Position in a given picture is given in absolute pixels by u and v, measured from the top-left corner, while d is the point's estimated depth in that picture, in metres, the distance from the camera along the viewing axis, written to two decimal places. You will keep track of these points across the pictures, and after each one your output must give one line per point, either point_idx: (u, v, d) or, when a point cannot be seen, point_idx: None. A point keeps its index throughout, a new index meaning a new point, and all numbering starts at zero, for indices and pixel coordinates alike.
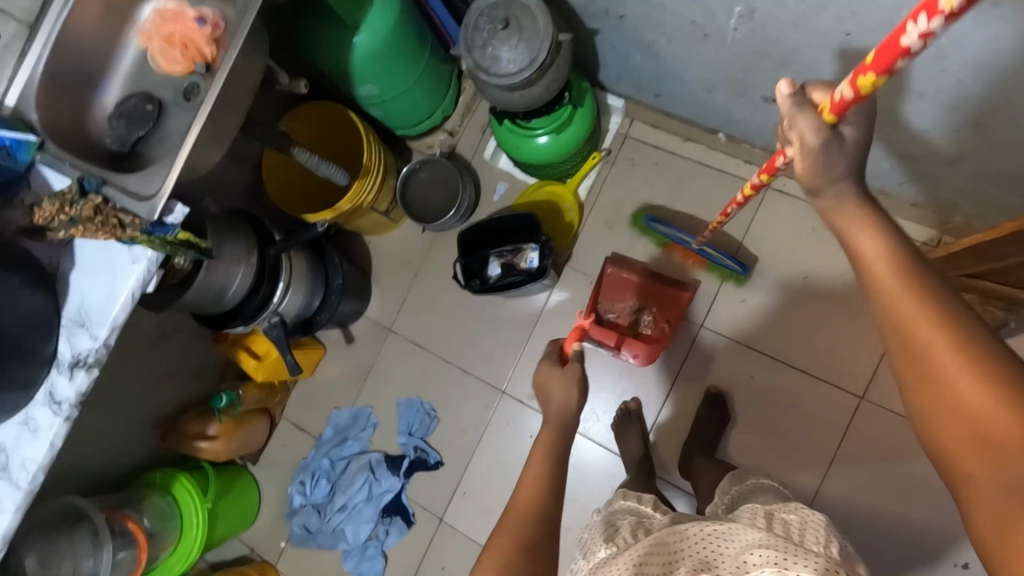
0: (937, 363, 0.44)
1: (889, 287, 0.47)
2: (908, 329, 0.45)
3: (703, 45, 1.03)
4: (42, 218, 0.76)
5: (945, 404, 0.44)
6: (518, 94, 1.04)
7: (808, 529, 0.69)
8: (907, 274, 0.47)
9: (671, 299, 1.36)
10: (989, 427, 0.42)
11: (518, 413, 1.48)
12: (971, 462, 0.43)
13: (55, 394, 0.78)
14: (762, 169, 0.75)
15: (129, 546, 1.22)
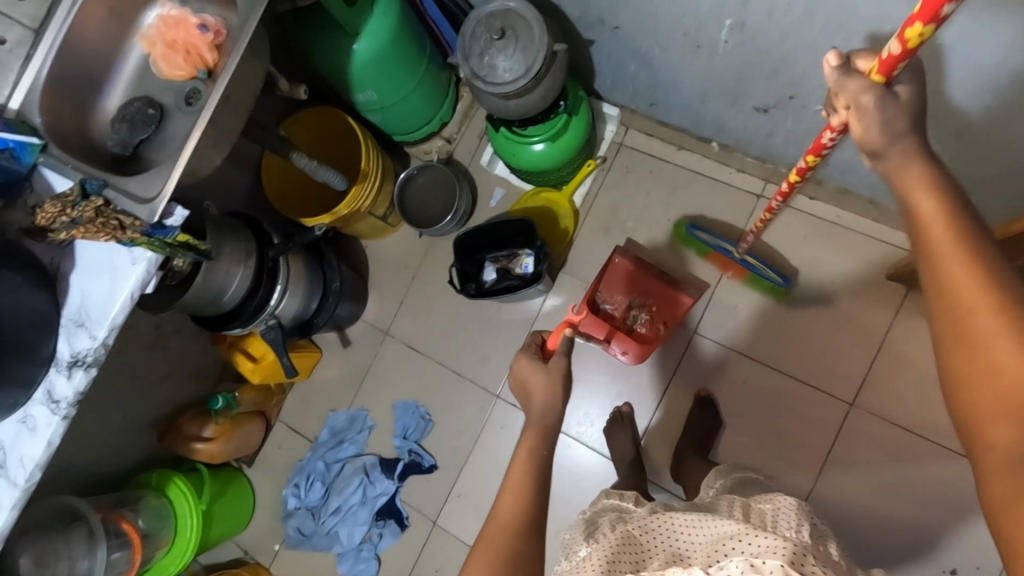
0: (979, 323, 0.46)
1: (943, 248, 0.49)
2: (955, 290, 0.47)
3: (695, 56, 1.05)
4: (44, 219, 0.77)
5: (975, 365, 0.46)
6: (514, 102, 1.06)
7: (780, 514, 0.80)
8: (964, 239, 0.48)
9: (671, 300, 1.38)
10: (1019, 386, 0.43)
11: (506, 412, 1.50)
12: (994, 422, 0.44)
13: (53, 393, 0.79)
14: (810, 149, 0.77)
15: (124, 547, 1.22)
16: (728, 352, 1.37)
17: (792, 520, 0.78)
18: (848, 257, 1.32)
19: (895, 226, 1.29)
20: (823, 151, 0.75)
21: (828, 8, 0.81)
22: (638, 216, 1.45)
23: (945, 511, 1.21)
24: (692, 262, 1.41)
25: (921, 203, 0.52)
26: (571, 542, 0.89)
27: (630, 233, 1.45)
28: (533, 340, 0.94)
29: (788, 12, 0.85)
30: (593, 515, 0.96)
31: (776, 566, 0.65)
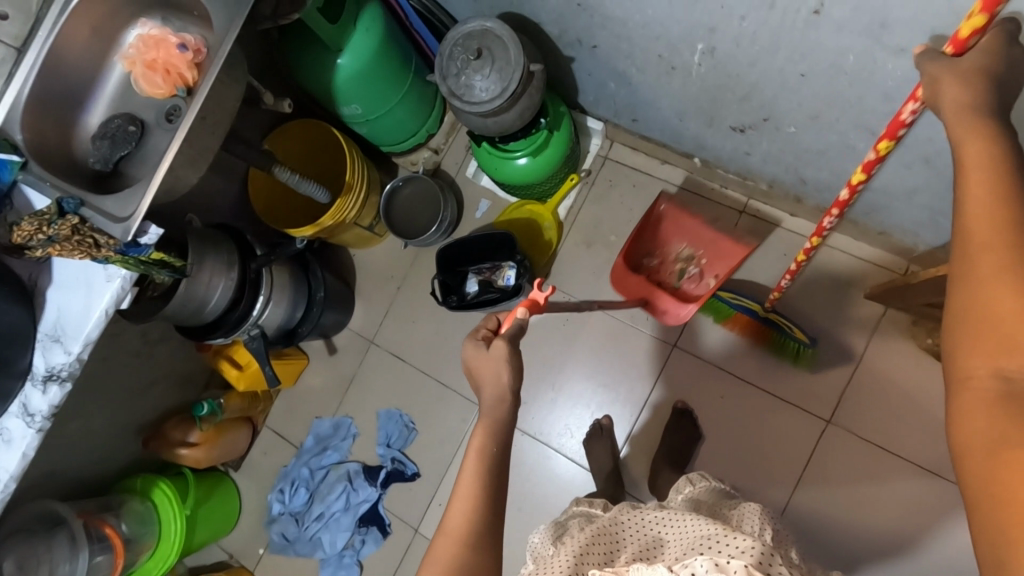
0: (982, 260, 0.50)
1: (979, 192, 0.51)
2: (973, 228, 0.51)
3: (670, 76, 1.07)
4: (21, 236, 0.79)
5: (971, 302, 0.50)
6: (491, 120, 1.07)
7: (746, 516, 0.88)
8: (1001, 183, 0.51)
9: (722, 252, 1.35)
10: (1008, 325, 0.47)
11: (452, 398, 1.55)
12: (974, 357, 0.49)
13: (29, 406, 0.81)
14: (885, 133, 0.69)
15: (107, 551, 1.24)
16: (707, 367, 1.39)
17: (756, 523, 0.86)
18: (826, 275, 1.33)
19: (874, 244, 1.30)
20: (900, 130, 0.67)
21: (795, 37, 0.82)
22: (621, 230, 1.46)
23: (919, 529, 1.22)
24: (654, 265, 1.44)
25: (965, 152, 0.54)
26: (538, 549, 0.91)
27: (613, 246, 1.47)
28: (486, 326, 0.85)
29: (755, 40, 0.87)
30: (563, 520, 0.98)
31: (740, 565, 0.65)
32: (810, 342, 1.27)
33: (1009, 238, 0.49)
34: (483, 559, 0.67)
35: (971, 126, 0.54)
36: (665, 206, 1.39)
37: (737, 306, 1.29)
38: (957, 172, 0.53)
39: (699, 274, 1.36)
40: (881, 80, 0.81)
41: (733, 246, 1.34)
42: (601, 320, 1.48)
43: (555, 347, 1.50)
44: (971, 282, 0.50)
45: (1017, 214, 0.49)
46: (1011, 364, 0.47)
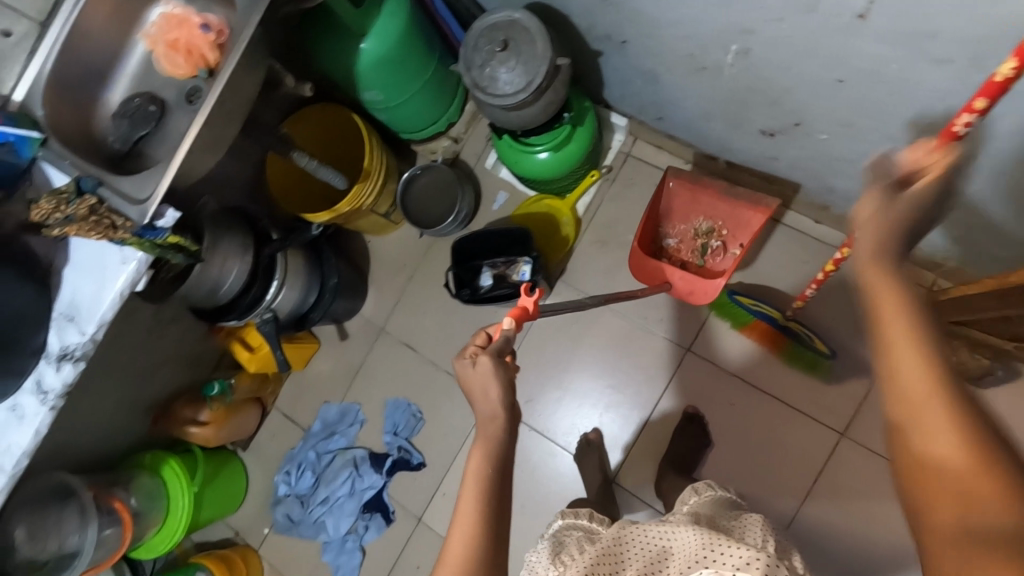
0: (914, 399, 0.46)
1: (894, 330, 0.48)
2: (892, 365, 0.48)
3: (700, 77, 1.04)
4: (39, 214, 0.79)
5: (917, 446, 0.46)
6: (514, 113, 1.05)
7: (750, 528, 0.86)
8: (908, 318, 0.48)
9: (742, 221, 1.30)
10: (959, 472, 0.43)
11: (454, 386, 1.55)
12: (940, 509, 0.44)
13: (43, 384, 0.81)
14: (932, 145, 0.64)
15: (115, 524, 1.26)
16: (719, 372, 1.37)
17: (759, 535, 0.84)
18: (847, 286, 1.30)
19: None
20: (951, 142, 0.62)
21: (832, 43, 0.79)
22: None
23: None
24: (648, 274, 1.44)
25: (874, 292, 0.50)
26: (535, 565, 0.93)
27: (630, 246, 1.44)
28: (474, 343, 0.83)
29: (792, 43, 0.83)
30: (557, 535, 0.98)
31: None
32: (831, 353, 1.23)
33: (934, 375, 0.46)
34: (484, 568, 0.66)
35: (885, 269, 0.51)
36: (674, 184, 1.34)
37: (757, 313, 1.26)
38: (869, 311, 0.50)
39: (722, 249, 1.33)
40: (921, 93, 0.78)
41: (751, 212, 1.27)
42: (612, 321, 1.46)
43: (566, 346, 1.49)
44: (910, 423, 0.46)
45: (933, 351, 0.46)
46: (973, 513, 0.42)
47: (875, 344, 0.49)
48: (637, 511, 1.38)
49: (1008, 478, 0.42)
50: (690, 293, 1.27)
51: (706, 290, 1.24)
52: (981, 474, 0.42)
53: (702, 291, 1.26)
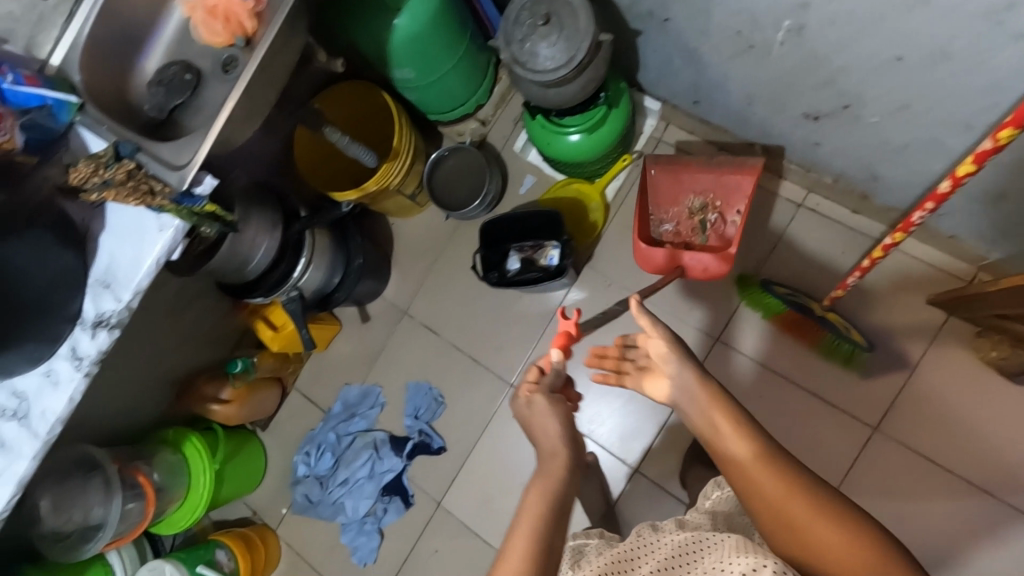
0: (792, 510, 0.71)
1: (744, 458, 0.76)
2: (769, 488, 0.74)
3: (745, 57, 1.01)
4: (77, 178, 0.78)
5: (805, 540, 0.69)
6: (552, 91, 1.03)
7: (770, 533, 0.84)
8: (761, 451, 0.76)
9: (731, 186, 1.29)
10: (835, 552, 0.67)
11: (477, 371, 1.55)
12: None
13: (78, 350, 0.80)
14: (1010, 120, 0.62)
15: (138, 499, 1.25)
16: (750, 364, 1.33)
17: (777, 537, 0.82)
18: (885, 278, 1.27)
19: (940, 249, 1.24)
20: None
21: (893, 19, 0.77)
22: None
23: (964, 548, 1.17)
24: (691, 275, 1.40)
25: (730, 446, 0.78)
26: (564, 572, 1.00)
27: None
28: (527, 378, 0.98)
29: (852, 19, 0.81)
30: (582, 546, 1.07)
31: None
32: (869, 346, 1.20)
33: (789, 488, 0.73)
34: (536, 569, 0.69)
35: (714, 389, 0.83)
36: (653, 171, 1.35)
37: (791, 302, 1.24)
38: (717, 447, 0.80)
39: (720, 219, 1.31)
40: (986, 72, 0.76)
41: (738, 175, 1.27)
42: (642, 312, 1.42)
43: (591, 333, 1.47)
44: (795, 528, 0.70)
45: (781, 471, 0.74)
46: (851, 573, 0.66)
47: (741, 474, 0.76)
48: (660, 500, 1.36)
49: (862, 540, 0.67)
50: (706, 271, 1.25)
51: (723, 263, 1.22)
52: (852, 546, 0.67)
53: (718, 265, 1.24)
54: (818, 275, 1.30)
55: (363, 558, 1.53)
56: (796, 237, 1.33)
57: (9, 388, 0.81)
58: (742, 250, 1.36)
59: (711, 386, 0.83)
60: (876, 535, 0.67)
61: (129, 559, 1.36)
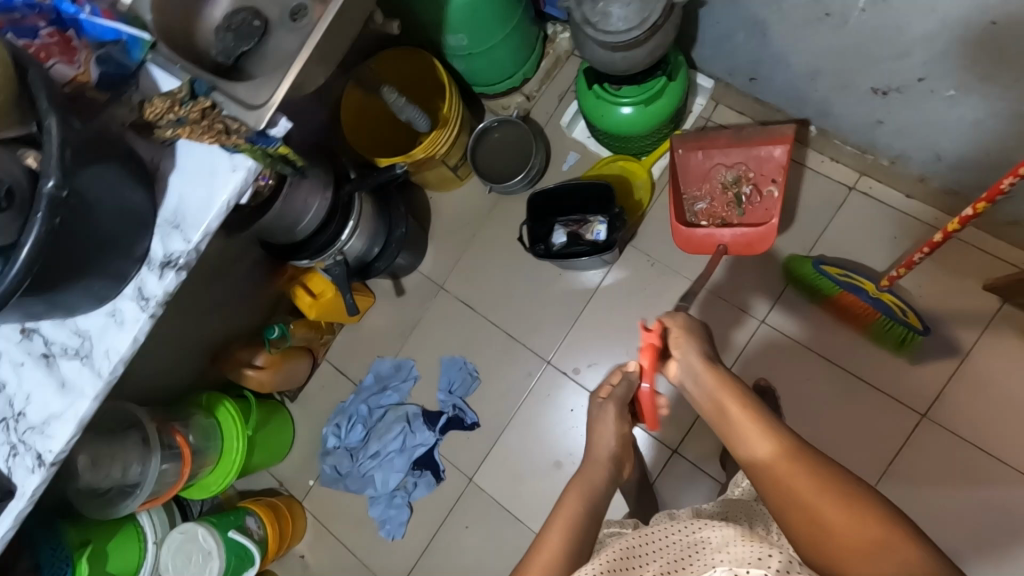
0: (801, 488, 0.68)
1: (755, 442, 0.75)
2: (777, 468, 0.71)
3: (820, 26, 1.01)
4: (153, 113, 0.77)
5: (813, 519, 0.65)
6: (620, 54, 1.04)
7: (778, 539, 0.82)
8: (775, 435, 0.74)
9: (765, 158, 1.28)
10: (842, 527, 0.62)
11: (513, 349, 1.53)
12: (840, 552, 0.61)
13: (144, 290, 0.79)
14: None
15: (174, 459, 1.24)
16: (797, 347, 1.32)
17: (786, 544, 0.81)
18: (939, 264, 1.25)
19: (997, 235, 1.23)
20: None
21: None
22: None
23: (1014, 536, 1.15)
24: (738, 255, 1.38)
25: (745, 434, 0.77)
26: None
27: None
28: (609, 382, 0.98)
29: None
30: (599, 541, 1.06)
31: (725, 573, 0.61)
32: (926, 330, 1.18)
33: (801, 469, 0.69)
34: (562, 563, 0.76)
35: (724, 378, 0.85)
36: (681, 149, 1.33)
37: (846, 283, 1.21)
38: (731, 435, 0.79)
39: (757, 190, 1.28)
40: None
41: (778, 145, 1.25)
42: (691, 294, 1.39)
43: (632, 313, 1.45)
44: (804, 507, 0.66)
45: (793, 453, 0.71)
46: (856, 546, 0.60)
47: (755, 462, 0.74)
48: (699, 480, 1.35)
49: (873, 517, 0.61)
50: (748, 244, 1.22)
51: (765, 235, 1.20)
52: (859, 520, 0.62)
53: (760, 237, 1.21)
54: (870, 259, 1.29)
55: (391, 532, 1.52)
56: (848, 220, 1.31)
57: (72, 327, 0.80)
58: (792, 233, 1.34)
59: (723, 372, 0.86)
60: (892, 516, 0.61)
61: (160, 522, 1.34)
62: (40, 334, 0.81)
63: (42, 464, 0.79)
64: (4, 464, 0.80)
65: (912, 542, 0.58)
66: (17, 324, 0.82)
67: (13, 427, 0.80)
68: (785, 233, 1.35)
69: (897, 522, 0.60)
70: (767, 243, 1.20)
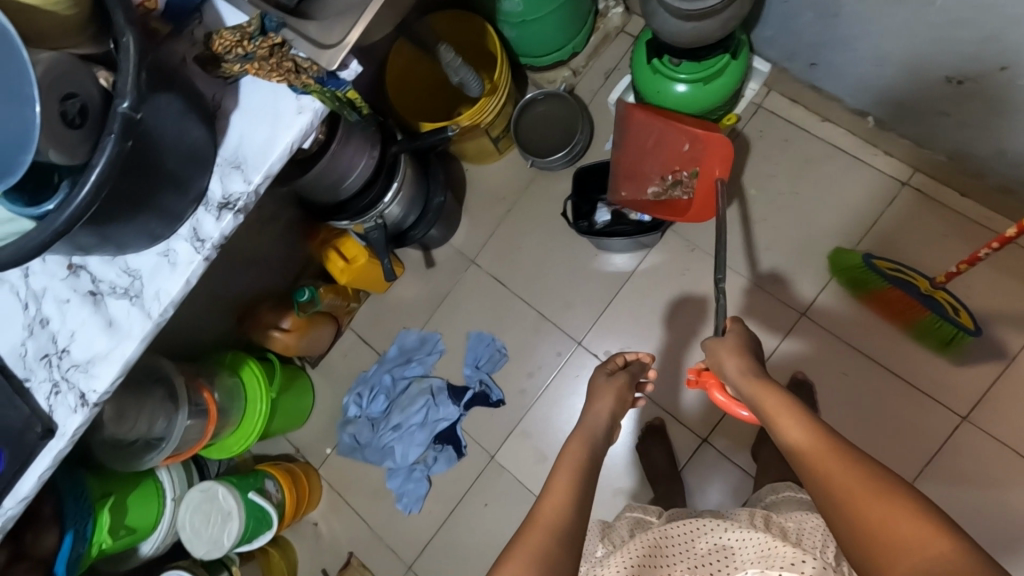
0: (837, 479, 0.64)
1: (792, 430, 0.71)
2: (813, 458, 0.67)
3: (901, 7, 0.98)
4: (221, 46, 0.74)
5: (849, 510, 0.62)
6: (690, 25, 1.04)
7: (805, 531, 0.85)
8: (811, 423, 0.71)
9: (644, 130, 1.23)
10: (880, 522, 0.60)
11: (543, 328, 1.50)
12: (881, 548, 0.59)
13: (200, 231, 0.77)
14: None
15: (200, 415, 1.22)
16: (837, 342, 1.29)
17: (817, 541, 0.82)
18: (991, 266, 1.23)
19: None
20: None
21: None
22: (762, 184, 1.37)
23: None
24: (782, 244, 1.34)
25: (782, 421, 0.73)
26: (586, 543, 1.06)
27: (750, 200, 1.37)
28: (615, 361, 1.05)
29: None
30: (612, 520, 1.10)
31: None
32: (978, 332, 1.14)
33: (837, 457, 0.66)
34: (575, 510, 0.73)
35: (762, 377, 0.80)
36: (626, 194, 1.27)
37: (895, 279, 1.18)
38: (770, 422, 0.75)
39: (671, 141, 1.20)
40: None
41: (626, 116, 1.24)
42: (734, 285, 1.36)
43: (669, 298, 1.42)
44: (839, 498, 0.63)
45: (827, 441, 0.68)
46: (897, 540, 0.58)
47: (791, 447, 0.71)
48: (727, 471, 1.34)
49: (907, 509, 0.59)
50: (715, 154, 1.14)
51: (711, 135, 1.14)
52: (897, 513, 0.59)
53: (720, 147, 1.13)
54: (919, 257, 1.26)
55: (408, 506, 1.50)
56: (899, 215, 1.28)
57: (121, 265, 0.78)
58: (840, 225, 1.31)
59: (763, 375, 0.80)
60: (925, 504, 0.59)
61: (177, 480, 1.32)
62: (87, 271, 0.79)
63: (85, 404, 0.77)
64: (45, 401, 0.78)
65: (956, 543, 0.56)
66: (63, 260, 0.80)
67: (56, 363, 0.78)
68: (832, 226, 1.32)
69: (931, 513, 0.58)
70: (721, 137, 1.12)
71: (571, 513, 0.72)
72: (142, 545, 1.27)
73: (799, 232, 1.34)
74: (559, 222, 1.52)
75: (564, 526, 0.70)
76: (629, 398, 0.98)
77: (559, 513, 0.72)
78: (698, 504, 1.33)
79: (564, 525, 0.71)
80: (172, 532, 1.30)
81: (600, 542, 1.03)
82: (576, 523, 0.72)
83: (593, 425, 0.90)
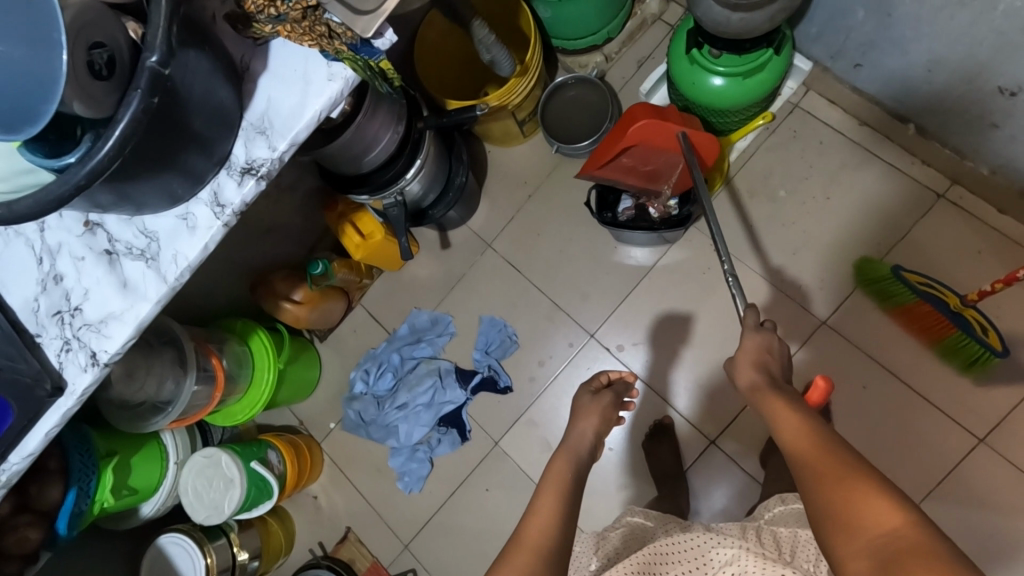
0: (818, 467, 0.65)
1: (789, 428, 0.72)
2: (802, 450, 0.68)
3: (961, 11, 0.94)
4: (253, 5, 0.70)
5: (824, 493, 0.62)
6: (737, 16, 1.00)
7: (800, 545, 0.88)
8: (810, 421, 0.71)
9: (614, 164, 1.23)
10: (852, 508, 0.59)
11: (557, 317, 1.48)
12: (851, 533, 0.58)
13: (220, 196, 0.75)
14: None
15: (207, 382, 1.21)
16: (857, 354, 1.26)
17: (811, 554, 0.86)
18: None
19: None
20: None
21: None
22: (793, 186, 1.33)
23: None
24: (809, 249, 1.31)
25: (781, 422, 0.74)
26: (580, 554, 1.09)
27: (778, 202, 1.34)
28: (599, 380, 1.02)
29: None
30: (607, 530, 1.12)
31: None
32: (1005, 353, 1.11)
33: (825, 450, 0.66)
34: (561, 530, 0.72)
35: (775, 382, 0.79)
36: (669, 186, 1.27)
37: (925, 294, 1.15)
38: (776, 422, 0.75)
39: (640, 147, 1.21)
40: None
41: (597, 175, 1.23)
42: (755, 290, 1.32)
43: (688, 296, 1.40)
44: (818, 483, 0.63)
45: (819, 436, 0.69)
46: (863, 525, 0.58)
47: (786, 440, 0.72)
48: (733, 476, 1.32)
49: (882, 498, 0.59)
50: (663, 128, 1.16)
51: (644, 126, 1.16)
52: (874, 503, 0.59)
53: (650, 124, 1.16)
54: (950, 272, 1.22)
55: (409, 485, 1.50)
56: (932, 229, 1.25)
57: (139, 226, 0.77)
58: (870, 233, 1.28)
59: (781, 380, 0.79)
60: (907, 503, 0.58)
61: (182, 445, 1.32)
62: (104, 229, 0.77)
63: (96, 364, 0.76)
64: (56, 358, 0.77)
65: (927, 536, 0.55)
66: (80, 216, 0.78)
67: (68, 321, 0.77)
68: (863, 234, 1.28)
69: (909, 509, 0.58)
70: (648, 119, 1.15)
71: (556, 533, 0.71)
72: (143, 506, 1.27)
73: (828, 238, 1.30)
74: (581, 211, 1.49)
75: (550, 547, 0.70)
76: (612, 418, 0.97)
77: (546, 534, 0.71)
78: (700, 507, 1.32)
79: (551, 549, 0.69)
80: (173, 494, 1.31)
81: (595, 556, 1.06)
82: (563, 540, 0.71)
83: (575, 446, 0.89)
